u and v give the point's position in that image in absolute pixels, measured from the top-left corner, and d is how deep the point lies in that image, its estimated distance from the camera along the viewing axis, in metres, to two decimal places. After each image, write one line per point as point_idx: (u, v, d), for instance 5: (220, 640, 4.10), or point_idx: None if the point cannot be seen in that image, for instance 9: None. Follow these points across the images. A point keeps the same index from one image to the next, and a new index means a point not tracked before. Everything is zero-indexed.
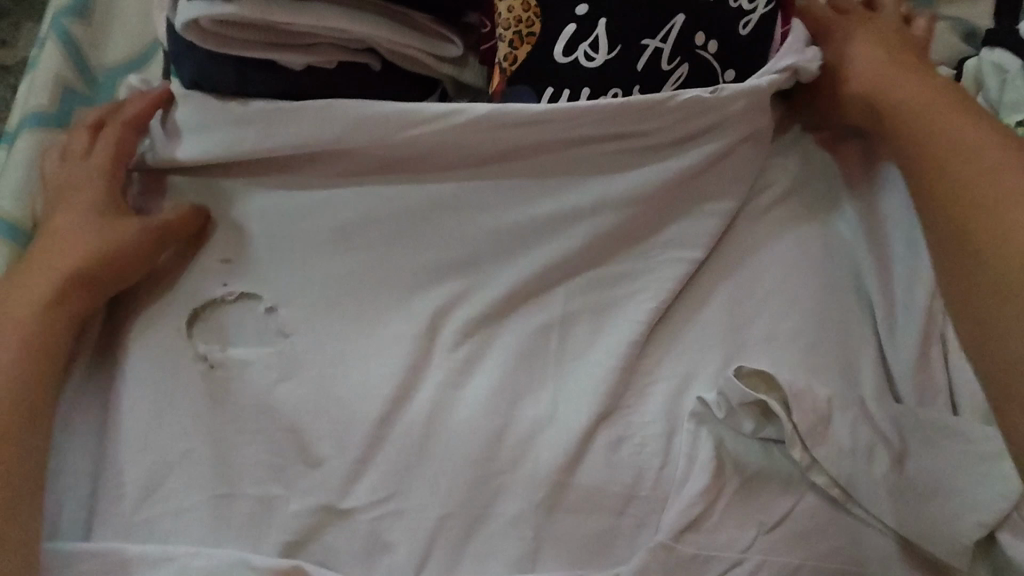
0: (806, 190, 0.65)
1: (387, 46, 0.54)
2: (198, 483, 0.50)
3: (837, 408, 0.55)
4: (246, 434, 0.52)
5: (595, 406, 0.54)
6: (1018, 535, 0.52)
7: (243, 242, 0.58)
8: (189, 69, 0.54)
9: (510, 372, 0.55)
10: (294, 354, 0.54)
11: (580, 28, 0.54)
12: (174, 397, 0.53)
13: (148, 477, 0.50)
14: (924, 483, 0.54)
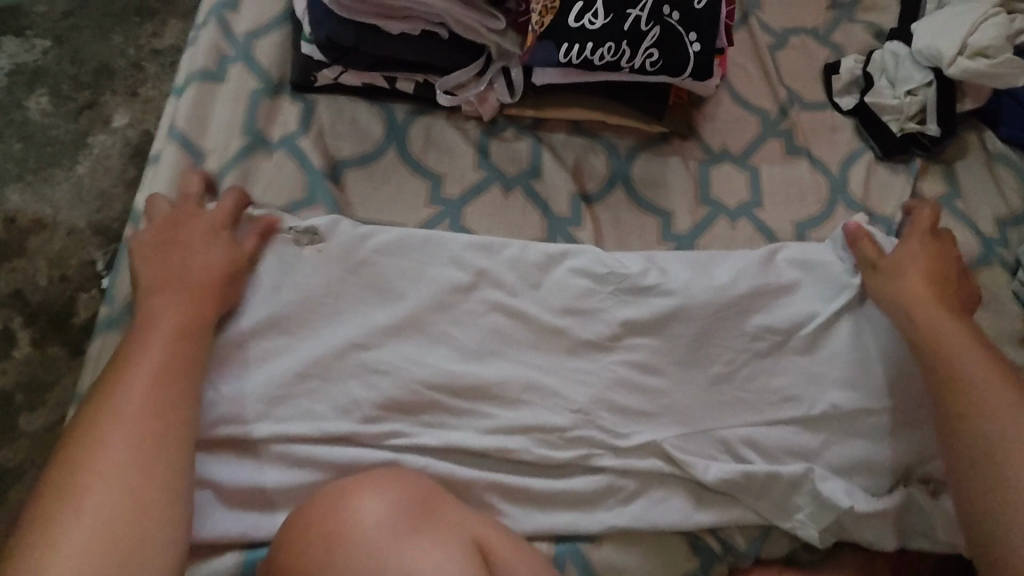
0: (744, 150, 0.90)
1: (456, 20, 0.77)
2: (305, 319, 0.71)
3: (761, 283, 0.77)
4: (338, 293, 0.72)
5: (588, 280, 0.76)
6: (888, 367, 0.74)
7: (341, 164, 0.82)
8: (321, 31, 0.78)
9: (525, 251, 0.77)
10: (362, 233, 0.74)
11: (586, 4, 0.73)
12: (284, 266, 0.72)
13: (271, 309, 0.70)
14: (824, 337, 0.76)
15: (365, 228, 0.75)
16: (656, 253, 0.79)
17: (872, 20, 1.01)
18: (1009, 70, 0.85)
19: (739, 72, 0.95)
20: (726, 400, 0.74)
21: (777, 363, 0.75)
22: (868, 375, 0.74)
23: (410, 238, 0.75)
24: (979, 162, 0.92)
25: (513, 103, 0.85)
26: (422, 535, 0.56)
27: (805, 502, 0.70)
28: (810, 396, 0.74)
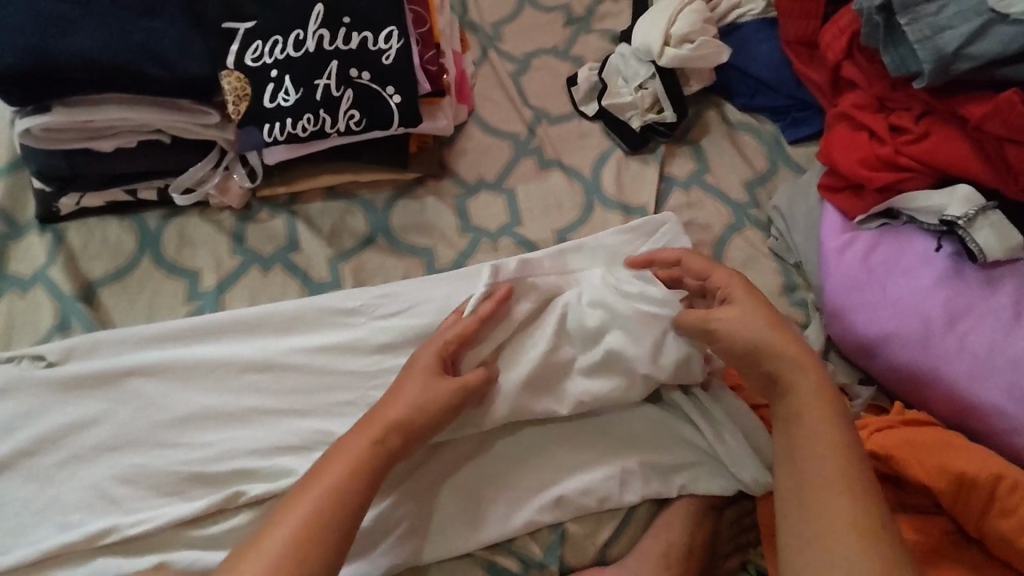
0: (499, 174, 0.93)
1: (166, 125, 0.79)
2: (52, 445, 0.71)
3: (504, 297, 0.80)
4: (80, 406, 0.73)
5: (335, 339, 0.78)
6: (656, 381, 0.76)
7: (94, 283, 0.83)
8: (36, 164, 0.79)
9: (265, 312, 0.79)
10: (96, 340, 0.76)
11: (276, 84, 0.77)
12: (18, 394, 0.73)
13: (12, 447, 0.70)
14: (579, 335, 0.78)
15: (101, 334, 0.76)
16: (401, 285, 0.82)
17: (607, 28, 1.08)
18: (709, 50, 0.92)
19: (487, 102, 0.99)
20: (493, 429, 0.74)
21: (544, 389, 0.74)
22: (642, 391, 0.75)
23: (147, 333, 0.77)
24: (722, 135, 0.97)
25: (258, 185, 0.88)
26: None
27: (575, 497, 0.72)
28: (573, 394, 0.74)
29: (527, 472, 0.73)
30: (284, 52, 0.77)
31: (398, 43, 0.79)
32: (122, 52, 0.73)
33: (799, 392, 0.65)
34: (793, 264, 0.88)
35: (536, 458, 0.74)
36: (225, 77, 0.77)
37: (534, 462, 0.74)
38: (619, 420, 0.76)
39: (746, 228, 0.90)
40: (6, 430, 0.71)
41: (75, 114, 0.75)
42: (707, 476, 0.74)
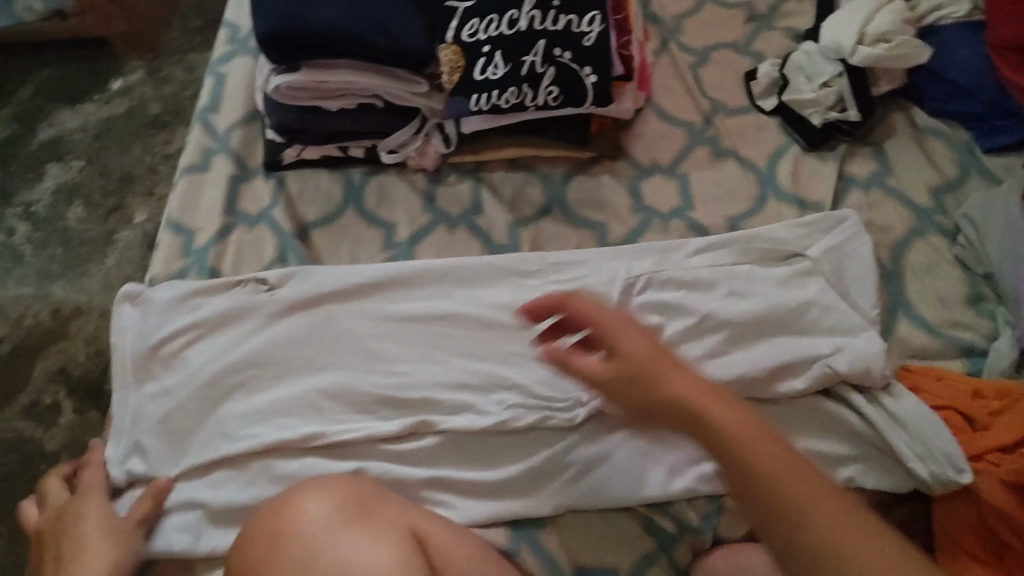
0: (673, 160, 0.96)
1: (384, 91, 0.88)
2: (271, 358, 0.81)
3: (671, 279, 0.84)
4: (296, 328, 0.83)
5: (514, 297, 0.84)
6: (807, 368, 0.77)
7: (307, 225, 0.94)
8: (276, 118, 0.92)
9: (453, 265, 0.87)
10: (310, 272, 0.87)
11: (486, 58, 0.83)
12: (245, 309, 0.84)
13: (241, 353, 0.81)
14: (746, 321, 0.80)
15: (315, 267, 0.88)
16: (577, 254, 0.87)
17: (790, 26, 1.07)
18: (907, 50, 0.90)
19: (664, 92, 1.02)
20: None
21: (706, 366, 0.78)
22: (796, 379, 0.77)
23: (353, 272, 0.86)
24: (908, 139, 0.94)
25: (451, 152, 0.96)
26: (355, 526, 0.63)
27: None
28: (739, 378, 0.77)
29: (688, 445, 0.76)
30: (498, 29, 0.83)
31: (600, 26, 0.83)
32: (360, 22, 0.82)
33: (742, 445, 0.55)
34: (981, 275, 0.84)
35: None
36: (443, 50, 0.85)
37: (697, 438, 0.76)
38: (785, 409, 0.77)
39: (930, 234, 0.88)
40: (236, 341, 0.83)
41: (316, 76, 0.85)
42: (874, 473, 0.74)
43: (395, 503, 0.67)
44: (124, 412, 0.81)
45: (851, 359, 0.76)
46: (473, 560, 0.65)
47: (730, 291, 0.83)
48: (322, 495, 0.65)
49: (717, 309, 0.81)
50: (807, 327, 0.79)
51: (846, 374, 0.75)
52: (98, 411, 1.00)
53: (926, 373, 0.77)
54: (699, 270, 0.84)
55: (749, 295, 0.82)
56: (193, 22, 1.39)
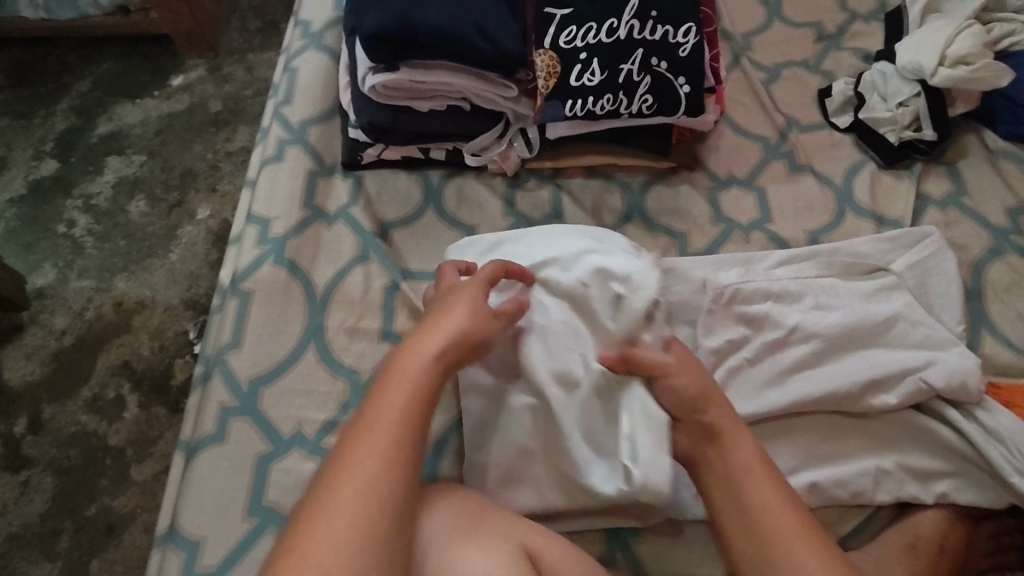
0: (750, 171, 0.97)
1: (475, 92, 0.90)
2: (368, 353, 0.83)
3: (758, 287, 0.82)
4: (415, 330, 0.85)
5: None
6: (904, 383, 0.75)
7: (386, 225, 0.94)
8: (364, 117, 0.93)
9: None
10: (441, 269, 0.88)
11: (583, 65, 0.86)
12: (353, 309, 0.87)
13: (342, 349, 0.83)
14: (840, 331, 0.78)
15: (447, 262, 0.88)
16: (673, 263, 0.85)
17: (859, 47, 1.10)
18: (988, 74, 0.92)
19: (738, 106, 1.03)
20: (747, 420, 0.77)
21: (800, 376, 0.77)
22: (890, 394, 0.75)
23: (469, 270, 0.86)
24: (982, 161, 0.96)
25: (532, 157, 0.96)
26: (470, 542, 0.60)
27: (830, 482, 0.74)
28: (830, 391, 0.75)
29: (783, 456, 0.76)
30: (596, 37, 0.86)
31: (694, 39, 0.86)
32: (463, 24, 0.84)
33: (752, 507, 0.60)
34: None
35: (789, 444, 0.76)
36: (540, 56, 0.87)
37: (789, 450, 0.76)
38: (876, 422, 0.77)
39: (1009, 253, 0.88)
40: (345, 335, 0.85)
41: (413, 75, 0.86)
42: (967, 487, 0.74)
43: (499, 516, 0.64)
44: (207, 406, 0.80)
45: (947, 376, 0.74)
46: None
47: (817, 302, 0.81)
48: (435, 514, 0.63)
49: (804, 320, 0.79)
50: (896, 342, 0.78)
51: (942, 390, 0.74)
52: (164, 407, 1.00)
53: (1017, 391, 0.77)
54: (785, 281, 0.82)
55: (837, 307, 0.80)
56: (253, 23, 1.39)
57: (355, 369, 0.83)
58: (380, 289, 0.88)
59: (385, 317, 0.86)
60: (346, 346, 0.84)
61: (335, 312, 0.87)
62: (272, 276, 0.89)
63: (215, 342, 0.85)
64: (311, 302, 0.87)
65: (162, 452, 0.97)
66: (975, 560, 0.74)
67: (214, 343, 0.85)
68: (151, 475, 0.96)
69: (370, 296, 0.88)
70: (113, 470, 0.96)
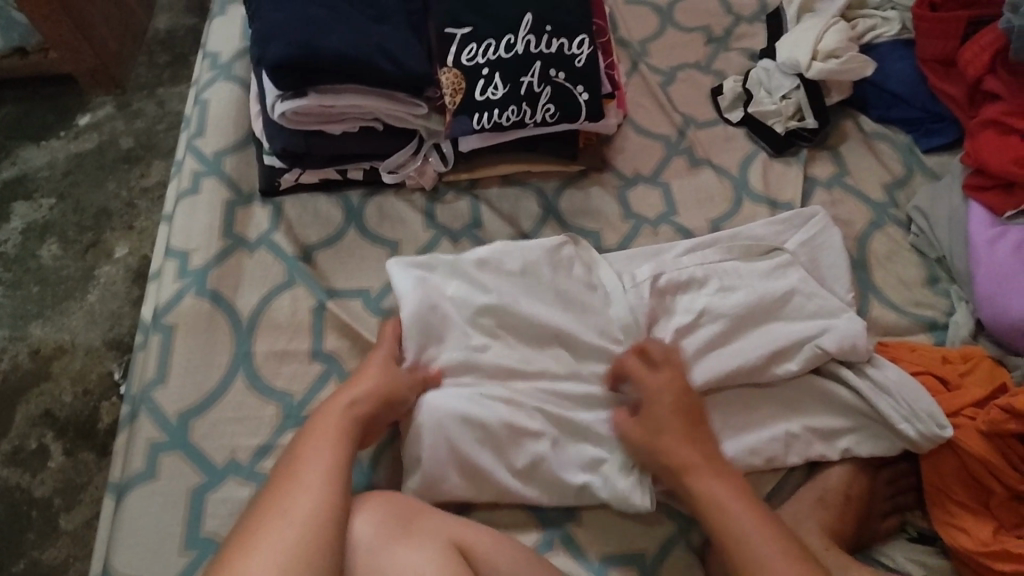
0: (653, 168, 1.03)
1: (386, 112, 0.92)
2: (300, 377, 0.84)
3: (669, 275, 0.86)
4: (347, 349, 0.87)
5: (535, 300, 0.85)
6: (804, 351, 0.81)
7: (309, 247, 0.95)
8: (277, 143, 0.94)
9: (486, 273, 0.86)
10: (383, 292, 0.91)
11: (486, 81, 0.90)
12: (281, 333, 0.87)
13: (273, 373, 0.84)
14: (744, 309, 0.84)
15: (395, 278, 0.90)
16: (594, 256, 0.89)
17: (744, 47, 1.18)
18: (853, 65, 1.02)
19: (638, 109, 1.10)
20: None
21: (713, 354, 0.82)
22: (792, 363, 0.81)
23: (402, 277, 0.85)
24: (858, 143, 1.05)
25: (448, 170, 0.99)
26: (403, 542, 0.62)
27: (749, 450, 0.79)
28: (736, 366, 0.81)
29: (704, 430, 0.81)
30: (496, 53, 0.91)
31: (588, 50, 0.92)
32: (368, 47, 0.87)
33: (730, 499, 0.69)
34: (934, 259, 0.94)
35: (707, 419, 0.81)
36: (445, 73, 0.91)
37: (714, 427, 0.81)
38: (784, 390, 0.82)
39: (887, 225, 0.97)
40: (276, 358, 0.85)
41: (322, 100, 0.88)
42: (869, 440, 0.80)
43: (435, 515, 0.66)
44: (134, 444, 0.79)
45: (839, 339, 0.81)
46: (519, 562, 0.65)
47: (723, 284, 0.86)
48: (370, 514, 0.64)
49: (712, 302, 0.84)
50: (795, 313, 0.84)
51: (836, 353, 0.80)
52: (92, 451, 0.97)
53: (901, 347, 0.84)
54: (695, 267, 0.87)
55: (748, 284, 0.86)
56: (160, 57, 1.38)
57: (287, 392, 0.83)
58: (307, 311, 0.89)
59: (314, 338, 0.87)
60: (276, 370, 0.85)
61: (263, 338, 0.87)
62: (195, 307, 0.88)
63: (141, 379, 0.84)
64: (237, 331, 0.87)
65: (92, 498, 0.94)
66: (877, 504, 0.80)
67: (140, 381, 0.84)
68: (81, 523, 0.93)
69: (298, 318, 0.88)
70: (40, 524, 0.93)
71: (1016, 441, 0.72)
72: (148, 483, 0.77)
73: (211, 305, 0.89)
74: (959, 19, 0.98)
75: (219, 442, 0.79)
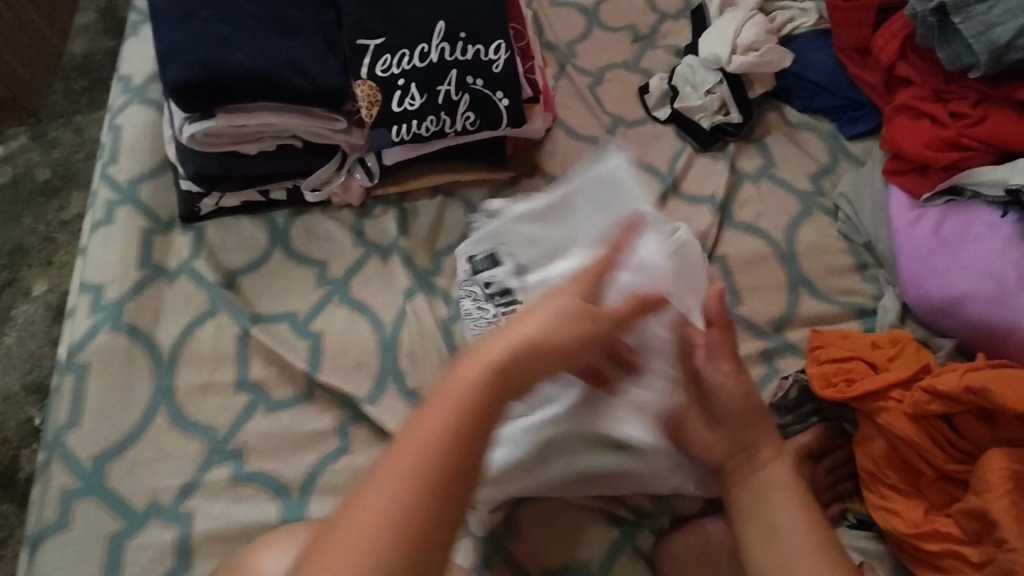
0: (584, 170, 1.03)
1: (302, 129, 0.90)
2: (226, 410, 0.81)
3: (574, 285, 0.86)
4: (273, 374, 0.84)
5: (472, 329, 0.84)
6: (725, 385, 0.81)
7: (231, 274, 0.92)
8: (191, 167, 0.90)
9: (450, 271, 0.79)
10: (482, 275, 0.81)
11: (402, 91, 0.89)
12: (203, 365, 0.84)
13: (196, 407, 0.81)
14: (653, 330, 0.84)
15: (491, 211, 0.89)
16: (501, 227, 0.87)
17: (670, 44, 1.19)
18: (773, 57, 1.03)
19: (567, 111, 1.09)
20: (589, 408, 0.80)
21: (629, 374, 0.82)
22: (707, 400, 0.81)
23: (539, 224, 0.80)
24: (784, 135, 1.06)
25: (375, 184, 0.97)
26: None
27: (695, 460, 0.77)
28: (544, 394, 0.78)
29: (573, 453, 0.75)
30: (411, 63, 0.89)
31: (506, 55, 0.91)
32: (277, 63, 0.84)
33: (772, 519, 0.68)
34: (862, 244, 0.95)
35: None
36: (360, 86, 0.89)
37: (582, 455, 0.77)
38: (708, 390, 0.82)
39: (816, 214, 0.98)
40: (200, 392, 0.82)
41: (232, 120, 0.85)
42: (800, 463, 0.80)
43: None
44: (49, 493, 0.76)
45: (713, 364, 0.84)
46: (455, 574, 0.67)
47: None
48: (283, 550, 0.64)
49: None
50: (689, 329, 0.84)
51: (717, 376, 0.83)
52: (12, 503, 0.93)
53: (833, 333, 0.83)
54: None
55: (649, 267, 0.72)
56: (77, 83, 1.32)
57: (210, 426, 0.80)
58: (230, 340, 0.86)
59: (239, 367, 0.84)
60: (200, 404, 0.82)
61: (184, 371, 0.84)
62: (109, 344, 0.84)
63: (53, 424, 0.80)
64: (157, 365, 0.84)
65: (14, 552, 0.89)
66: (820, 495, 0.79)
67: (53, 426, 0.80)
68: None
69: (221, 348, 0.85)
70: None
71: (942, 422, 0.72)
72: (63, 534, 0.73)
73: (127, 340, 0.85)
74: (870, 6, 1.00)
75: (141, 485, 0.76)
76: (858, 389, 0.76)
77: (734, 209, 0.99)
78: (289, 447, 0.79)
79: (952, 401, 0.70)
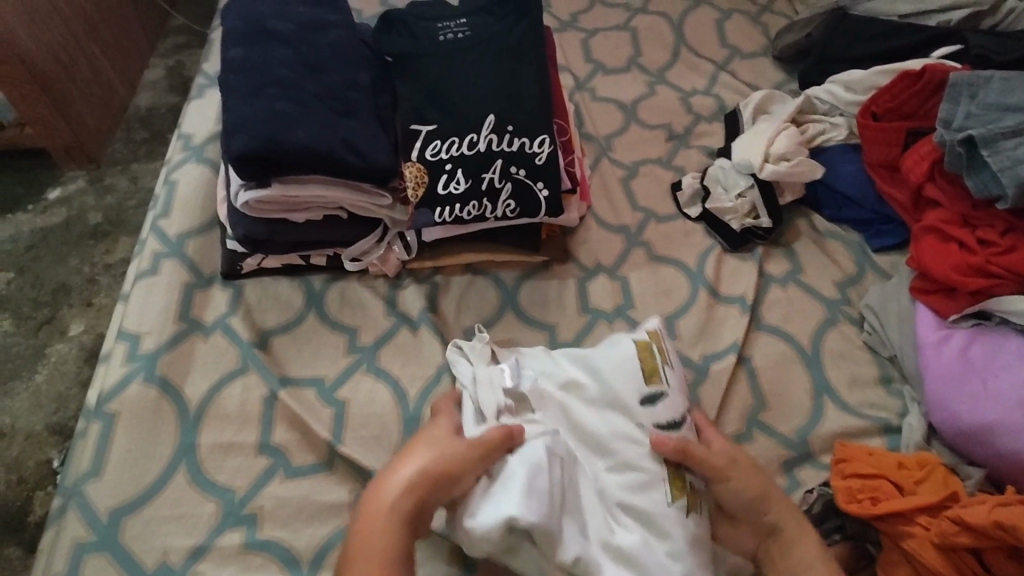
0: (614, 260, 1.06)
1: (349, 202, 0.94)
2: (243, 472, 0.82)
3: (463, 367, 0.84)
4: (295, 441, 0.85)
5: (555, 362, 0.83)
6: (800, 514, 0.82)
7: (266, 334, 0.94)
8: (241, 230, 0.94)
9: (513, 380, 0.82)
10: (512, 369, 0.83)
11: (448, 175, 0.94)
12: (228, 424, 0.85)
13: (216, 465, 0.82)
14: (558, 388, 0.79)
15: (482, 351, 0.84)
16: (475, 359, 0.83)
17: (704, 144, 1.24)
18: (804, 168, 1.06)
19: (601, 202, 1.13)
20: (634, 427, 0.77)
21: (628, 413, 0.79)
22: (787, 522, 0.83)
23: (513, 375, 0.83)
24: (812, 242, 1.09)
25: (411, 258, 1.00)
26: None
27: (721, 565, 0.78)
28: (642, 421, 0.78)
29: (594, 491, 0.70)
30: (459, 150, 0.94)
31: (550, 149, 0.95)
32: (334, 142, 0.89)
33: None
34: (887, 357, 0.96)
35: None
36: (409, 167, 0.94)
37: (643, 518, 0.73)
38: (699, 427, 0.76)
39: (841, 324, 0.99)
40: (220, 451, 0.83)
41: (287, 191, 0.90)
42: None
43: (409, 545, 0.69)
44: (61, 540, 0.76)
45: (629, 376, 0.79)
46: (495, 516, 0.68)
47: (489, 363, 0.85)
48: None
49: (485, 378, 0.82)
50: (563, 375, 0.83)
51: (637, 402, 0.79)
52: (18, 548, 0.94)
53: (857, 449, 0.82)
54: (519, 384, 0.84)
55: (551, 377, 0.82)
56: (138, 134, 1.40)
57: (228, 488, 0.81)
58: (257, 401, 0.87)
59: (262, 429, 0.85)
60: (220, 464, 0.82)
61: (208, 428, 0.85)
62: (139, 393, 0.86)
63: (73, 471, 0.81)
64: (183, 421, 0.85)
65: None
66: None
67: (73, 473, 0.81)
68: None
69: (247, 409, 0.86)
70: None
71: (971, 556, 0.71)
72: None
73: (158, 391, 0.87)
74: (899, 128, 1.04)
75: (152, 542, 0.76)
76: (882, 509, 0.74)
77: (760, 311, 1.00)
78: (303, 517, 0.79)
79: (980, 535, 0.69)
